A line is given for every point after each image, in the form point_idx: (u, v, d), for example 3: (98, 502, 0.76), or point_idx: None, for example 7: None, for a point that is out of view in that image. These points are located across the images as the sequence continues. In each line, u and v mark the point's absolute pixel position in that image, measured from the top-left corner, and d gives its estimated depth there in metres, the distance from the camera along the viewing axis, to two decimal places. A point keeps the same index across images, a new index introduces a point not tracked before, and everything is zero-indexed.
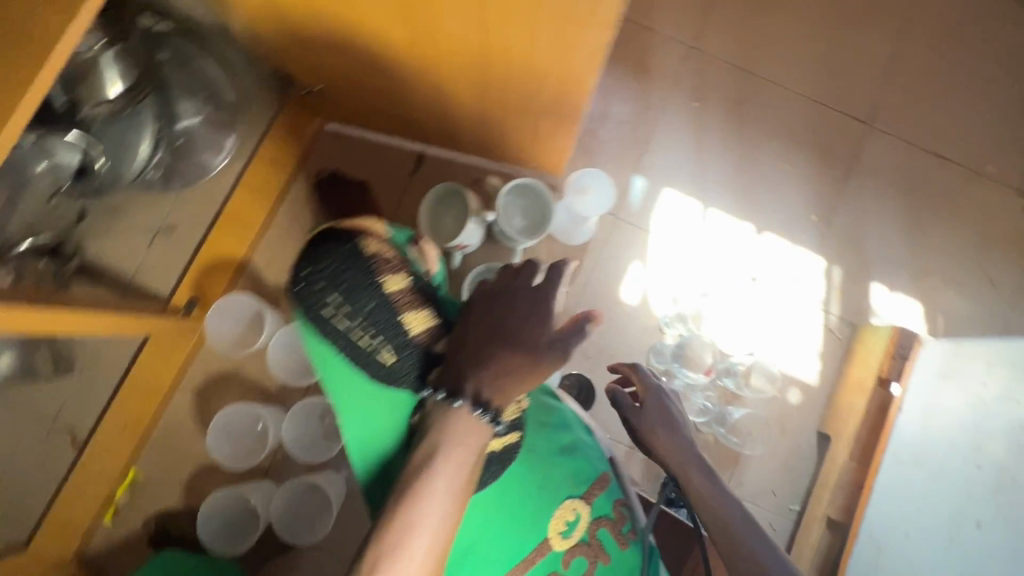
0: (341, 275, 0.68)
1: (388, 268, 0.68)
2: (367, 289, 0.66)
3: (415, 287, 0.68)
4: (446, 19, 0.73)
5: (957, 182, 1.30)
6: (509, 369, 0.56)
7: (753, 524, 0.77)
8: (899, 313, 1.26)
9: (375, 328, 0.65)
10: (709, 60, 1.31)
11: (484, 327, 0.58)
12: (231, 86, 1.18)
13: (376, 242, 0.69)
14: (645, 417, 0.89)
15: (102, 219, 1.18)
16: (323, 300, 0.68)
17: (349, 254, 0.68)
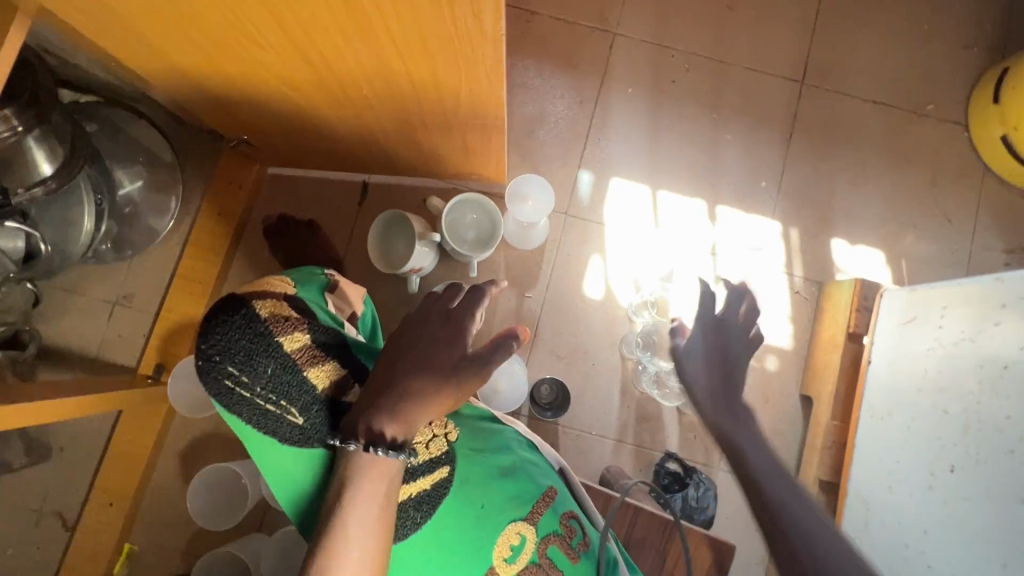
0: (226, 337, 0.47)
1: (296, 319, 0.52)
2: (271, 350, 0.49)
3: (328, 338, 0.56)
4: (347, 58, 0.72)
5: (898, 126, 1.30)
6: (419, 391, 0.53)
7: (782, 472, 0.55)
8: (862, 264, 1.26)
9: (282, 395, 0.50)
10: (636, 44, 1.30)
11: (398, 350, 0.57)
12: (165, 145, 1.23)
13: (270, 302, 0.51)
14: (689, 359, 0.73)
15: (58, 301, 1.21)
16: (206, 373, 0.47)
17: (244, 308, 0.48)
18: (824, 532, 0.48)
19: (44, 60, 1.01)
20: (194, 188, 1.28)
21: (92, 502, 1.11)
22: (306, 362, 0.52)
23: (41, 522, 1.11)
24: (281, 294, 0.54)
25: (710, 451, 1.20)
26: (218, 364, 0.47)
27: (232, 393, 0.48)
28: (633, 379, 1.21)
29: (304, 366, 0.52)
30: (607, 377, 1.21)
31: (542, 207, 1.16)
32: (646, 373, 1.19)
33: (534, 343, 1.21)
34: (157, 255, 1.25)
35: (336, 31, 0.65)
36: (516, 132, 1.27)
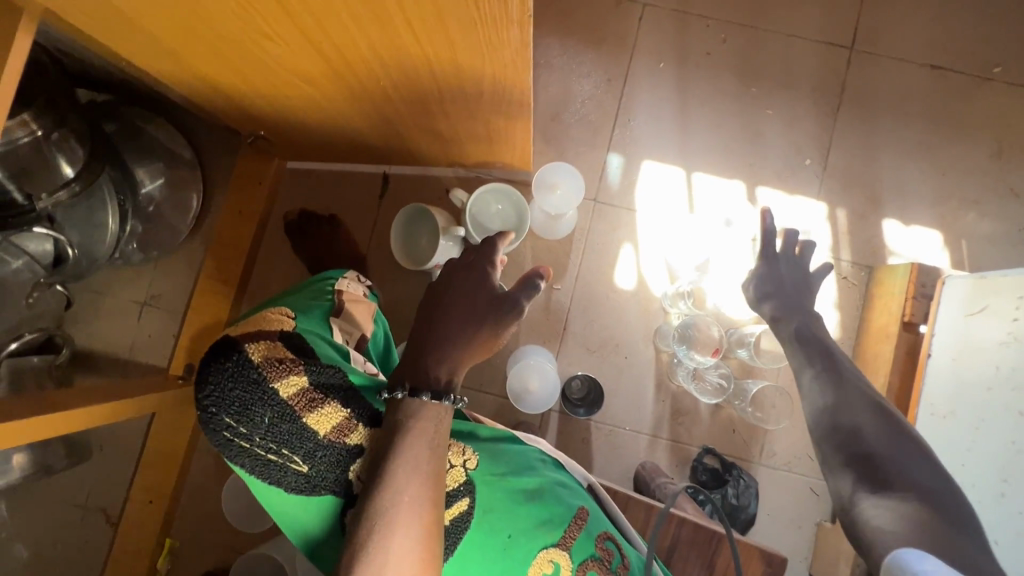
0: (219, 387, 0.44)
1: (292, 360, 0.48)
2: (266, 399, 0.45)
3: (333, 376, 0.51)
4: (362, 48, 0.67)
5: (960, 92, 1.19)
6: (461, 339, 0.55)
7: (888, 416, 0.76)
8: (917, 246, 1.17)
9: (283, 444, 0.46)
10: (667, 14, 1.21)
11: (432, 307, 0.57)
12: (183, 142, 1.22)
13: (264, 345, 0.47)
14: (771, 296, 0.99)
15: (91, 302, 1.22)
16: (205, 424, 0.45)
17: (236, 354, 0.45)
18: (863, 411, 0.77)
19: (58, 60, 0.99)
20: (214, 185, 1.26)
21: (133, 499, 1.13)
22: (305, 408, 0.47)
23: (87, 519, 1.14)
24: (278, 333, 0.50)
25: (750, 447, 1.15)
26: (215, 416, 0.44)
27: (232, 443, 0.45)
28: (668, 373, 1.16)
29: (302, 413, 0.47)
30: (641, 371, 1.16)
31: (571, 197, 1.08)
32: (682, 367, 1.14)
33: (563, 337, 1.16)
34: (182, 254, 1.25)
35: (349, 19, 0.60)
36: (540, 115, 1.20)
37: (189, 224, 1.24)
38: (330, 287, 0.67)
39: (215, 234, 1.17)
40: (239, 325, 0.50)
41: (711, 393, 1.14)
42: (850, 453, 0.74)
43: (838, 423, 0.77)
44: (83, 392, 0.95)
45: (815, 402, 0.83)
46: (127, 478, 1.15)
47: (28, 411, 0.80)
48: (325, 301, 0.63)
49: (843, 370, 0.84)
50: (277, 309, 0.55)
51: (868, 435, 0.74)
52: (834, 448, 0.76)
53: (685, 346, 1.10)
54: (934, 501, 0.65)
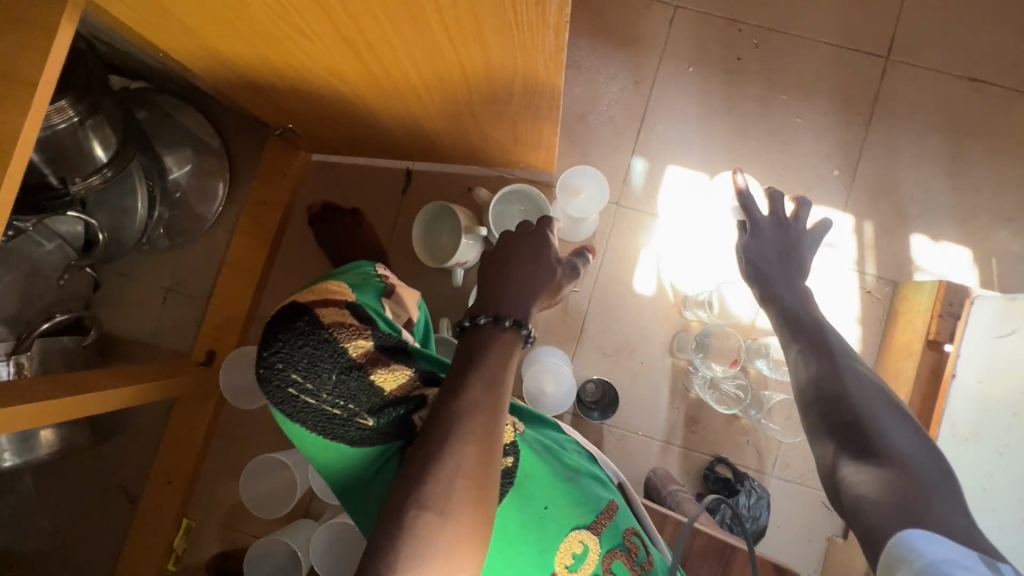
0: (289, 344, 0.45)
1: (358, 324, 0.49)
2: (336, 356, 0.47)
3: (393, 343, 0.52)
4: (395, 46, 0.67)
5: (997, 106, 1.16)
6: (533, 283, 0.57)
7: (876, 387, 0.72)
8: (945, 263, 1.14)
9: (349, 399, 0.47)
10: (698, 18, 1.20)
11: (501, 256, 0.58)
12: (211, 131, 1.24)
13: (332, 308, 0.49)
14: (766, 265, 0.93)
15: (118, 285, 1.24)
16: (271, 382, 0.46)
17: (306, 315, 0.47)
18: (852, 382, 0.73)
19: (93, 48, 1.01)
20: (241, 174, 1.28)
21: (154, 479, 1.16)
22: (372, 366, 0.49)
23: (109, 496, 1.17)
24: (344, 300, 0.51)
25: (763, 458, 1.14)
26: (284, 371, 0.45)
27: (298, 400, 0.46)
28: (683, 379, 1.15)
29: (369, 370, 0.48)
30: (656, 377, 1.16)
31: (597, 200, 1.07)
32: (698, 376, 1.14)
33: (580, 339, 1.17)
34: (207, 241, 1.27)
35: (386, 19, 0.61)
36: (565, 116, 1.20)
37: (215, 212, 1.26)
38: (371, 267, 0.66)
39: (240, 223, 1.18)
40: (302, 293, 0.50)
41: (727, 403, 1.14)
42: (837, 422, 0.69)
43: (825, 393, 0.73)
44: (111, 374, 0.98)
45: (802, 372, 0.79)
46: (149, 457, 1.18)
47: (57, 392, 0.83)
48: (375, 280, 0.62)
49: (830, 340, 0.80)
50: (335, 283, 0.54)
51: (855, 402, 0.70)
52: (820, 417, 0.72)
53: (701, 353, 1.11)
54: (915, 466, 0.61)
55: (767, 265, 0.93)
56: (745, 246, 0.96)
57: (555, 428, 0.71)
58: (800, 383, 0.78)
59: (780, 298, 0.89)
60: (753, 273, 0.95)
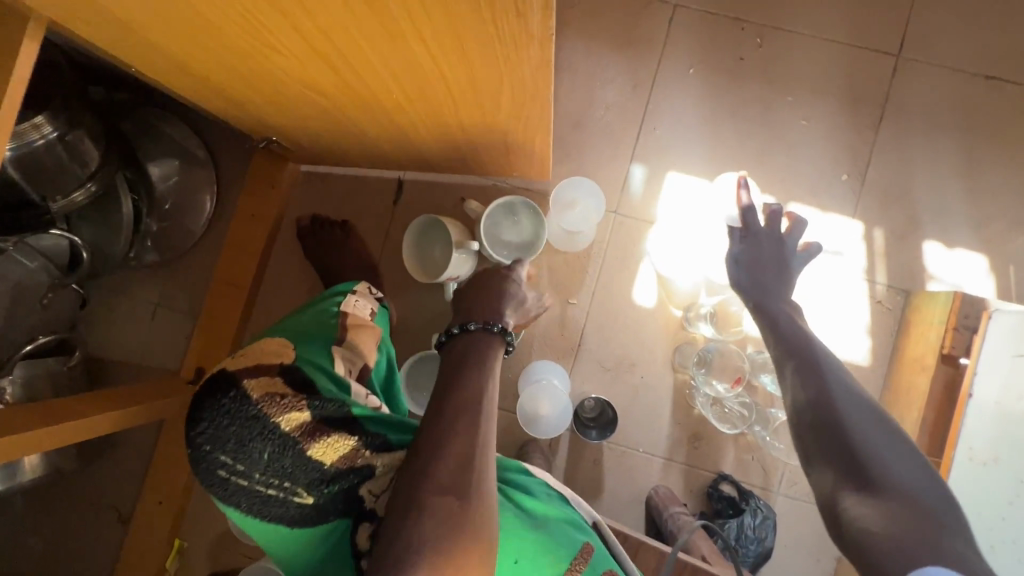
0: (214, 424, 0.46)
1: (292, 396, 0.51)
2: (264, 433, 0.47)
3: (336, 410, 0.53)
4: (374, 63, 0.63)
5: (1015, 105, 1.10)
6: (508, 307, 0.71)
7: (876, 411, 0.67)
8: (960, 271, 1.09)
9: (284, 477, 0.47)
10: (699, 17, 1.15)
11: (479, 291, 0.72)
12: (197, 142, 1.20)
13: (262, 381, 0.51)
14: (754, 278, 0.90)
15: (106, 301, 1.22)
16: (201, 465, 0.46)
17: (232, 390, 0.48)
18: (850, 405, 0.68)
19: (71, 61, 0.98)
20: (228, 185, 1.24)
21: (144, 500, 1.13)
22: (309, 438, 0.49)
23: (99, 516, 1.15)
24: (276, 366, 0.53)
25: (769, 475, 1.10)
26: (210, 454, 0.46)
27: (229, 483, 0.46)
28: (686, 394, 1.11)
29: (306, 444, 0.49)
30: (658, 392, 1.12)
31: (595, 212, 1.08)
32: (700, 395, 1.09)
33: (578, 353, 1.13)
34: (195, 255, 1.24)
35: (362, 36, 0.57)
36: (561, 121, 1.15)
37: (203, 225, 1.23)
38: (334, 307, 0.69)
39: (228, 238, 1.16)
40: (236, 360, 0.54)
41: (730, 422, 1.10)
42: (834, 448, 0.64)
43: (821, 416, 0.68)
44: (97, 398, 0.95)
45: (796, 392, 0.73)
46: (139, 477, 1.15)
47: (40, 421, 0.81)
48: (330, 325, 0.65)
49: (825, 358, 0.75)
50: (270, 341, 0.58)
51: (854, 427, 0.65)
52: (816, 442, 0.66)
53: (703, 368, 1.08)
54: (920, 506, 0.56)
55: (757, 275, 0.90)
56: (738, 251, 0.93)
57: (522, 473, 0.68)
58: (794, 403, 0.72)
59: (772, 312, 0.86)
60: (745, 283, 0.91)
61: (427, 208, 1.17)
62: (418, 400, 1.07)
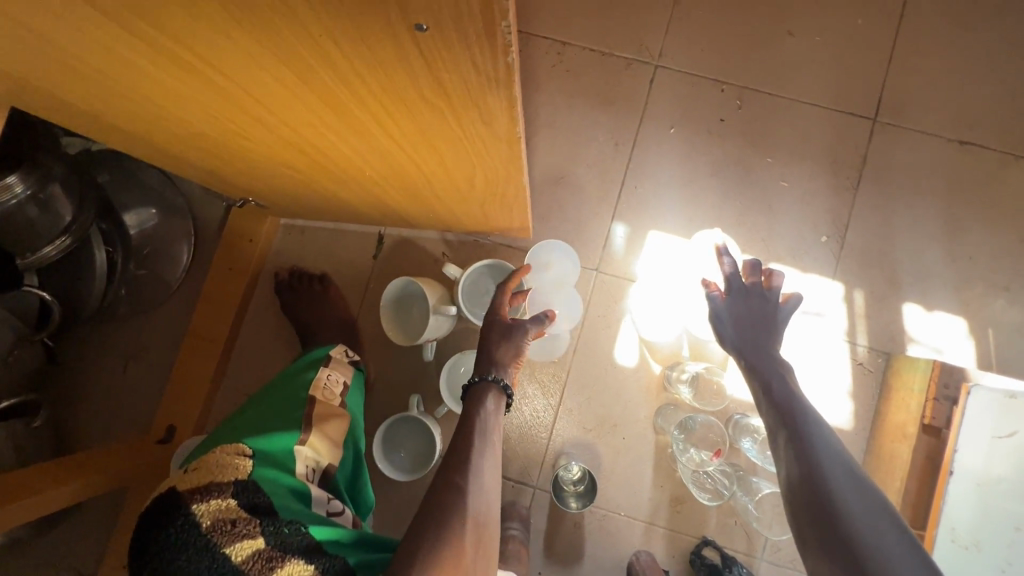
0: (164, 558, 0.51)
1: (247, 522, 0.54)
2: (211, 567, 0.51)
3: (291, 533, 0.56)
4: (346, 148, 0.62)
5: (990, 170, 1.12)
6: (502, 360, 0.77)
7: (875, 489, 0.64)
8: (940, 335, 1.09)
9: None
10: (680, 78, 1.16)
11: (490, 336, 0.79)
12: (175, 193, 1.19)
13: (211, 507, 0.55)
14: (738, 333, 0.87)
15: (74, 353, 1.18)
16: None
17: (180, 518, 0.53)
18: (844, 483, 0.65)
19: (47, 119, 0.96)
20: (208, 236, 1.23)
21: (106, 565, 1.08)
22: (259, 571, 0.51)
23: None
24: (231, 484, 0.58)
25: (752, 540, 1.07)
26: None
27: None
28: (668, 457, 1.09)
29: None
30: (639, 453, 1.10)
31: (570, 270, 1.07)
32: (682, 463, 1.05)
33: (557, 411, 1.12)
34: (171, 306, 1.21)
35: (328, 129, 0.57)
36: (542, 179, 1.15)
37: (179, 277, 1.21)
38: (302, 391, 0.76)
39: (204, 291, 1.14)
40: (194, 475, 0.59)
41: (711, 491, 1.06)
42: (833, 537, 0.60)
43: (813, 496, 0.65)
44: (64, 467, 0.92)
45: (789, 466, 0.70)
46: (101, 542, 1.11)
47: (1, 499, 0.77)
48: (295, 420, 0.71)
49: (815, 426, 0.72)
50: (233, 446, 0.64)
51: (851, 514, 0.61)
52: (812, 527, 0.63)
53: (683, 435, 1.05)
54: None
55: (742, 333, 0.87)
56: (720, 310, 0.89)
57: None
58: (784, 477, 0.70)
59: (760, 371, 0.83)
60: (731, 340, 0.88)
61: (408, 263, 1.16)
62: (392, 461, 1.05)
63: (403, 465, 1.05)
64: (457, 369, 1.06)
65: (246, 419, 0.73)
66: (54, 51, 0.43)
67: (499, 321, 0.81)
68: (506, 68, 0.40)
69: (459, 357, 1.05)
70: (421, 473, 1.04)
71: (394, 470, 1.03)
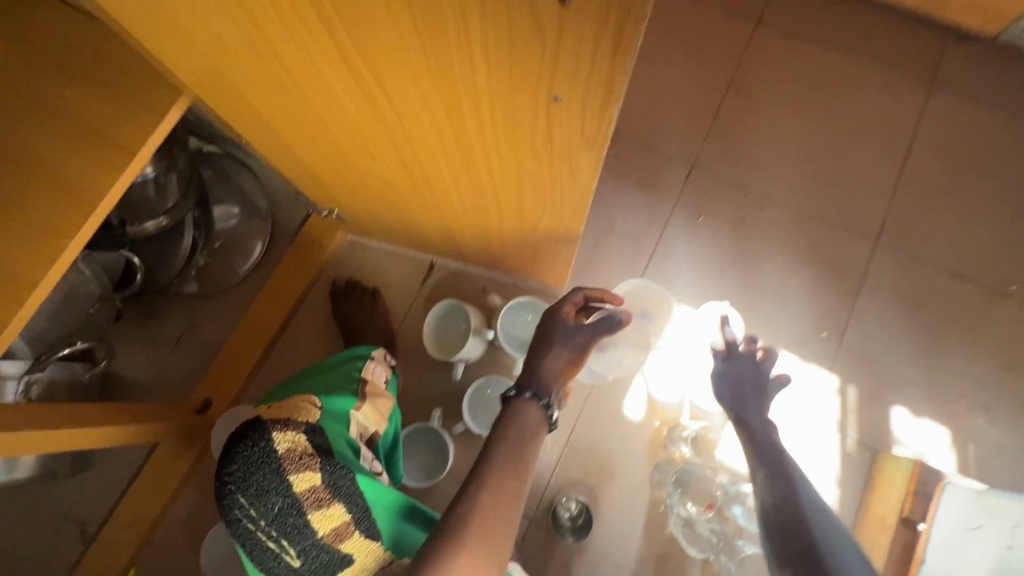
0: (242, 471, 0.59)
1: (310, 458, 0.62)
2: (279, 490, 0.59)
3: (342, 477, 0.62)
4: (446, 178, 0.78)
5: (977, 301, 1.26)
6: (546, 371, 0.84)
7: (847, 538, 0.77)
8: (924, 441, 1.18)
9: (284, 534, 0.60)
10: (713, 177, 1.35)
11: (540, 343, 0.86)
12: (263, 197, 1.36)
13: (287, 437, 0.62)
14: (735, 387, 0.98)
15: (135, 320, 1.30)
16: (223, 499, 0.60)
17: (263, 441, 0.60)
18: (821, 528, 0.77)
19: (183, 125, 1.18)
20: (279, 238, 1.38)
21: (114, 522, 1.15)
22: (311, 504, 0.60)
23: (65, 529, 1.16)
24: (304, 423, 0.65)
25: None
26: (233, 492, 0.59)
27: (243, 520, 0.60)
28: (660, 513, 1.15)
29: (309, 510, 0.60)
30: (633, 504, 1.16)
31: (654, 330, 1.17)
32: (672, 513, 1.14)
33: (563, 450, 1.20)
34: (231, 294, 1.34)
35: (443, 160, 0.72)
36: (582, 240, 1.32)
37: (245, 269, 1.34)
38: (358, 369, 0.85)
39: (267, 285, 1.27)
40: (275, 409, 0.66)
41: (700, 546, 1.13)
42: (804, 562, 0.73)
43: (793, 531, 0.77)
44: (109, 408, 1.00)
45: (771, 504, 0.83)
46: (116, 497, 1.18)
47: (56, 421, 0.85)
48: (350, 390, 0.79)
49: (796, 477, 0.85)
50: (305, 396, 0.72)
51: (823, 548, 0.74)
52: (789, 554, 0.75)
53: (679, 489, 1.13)
54: None
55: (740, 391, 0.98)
56: (722, 367, 1.00)
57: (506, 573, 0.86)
58: (765, 517, 0.82)
59: (751, 423, 0.95)
60: (725, 395, 0.99)
61: (452, 292, 1.30)
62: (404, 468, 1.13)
63: (413, 474, 1.12)
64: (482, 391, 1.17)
65: (310, 385, 0.82)
66: (274, 59, 0.59)
67: (556, 325, 0.86)
68: (606, 134, 0.55)
69: (482, 381, 1.16)
70: (430, 483, 1.12)
71: (411, 475, 1.12)
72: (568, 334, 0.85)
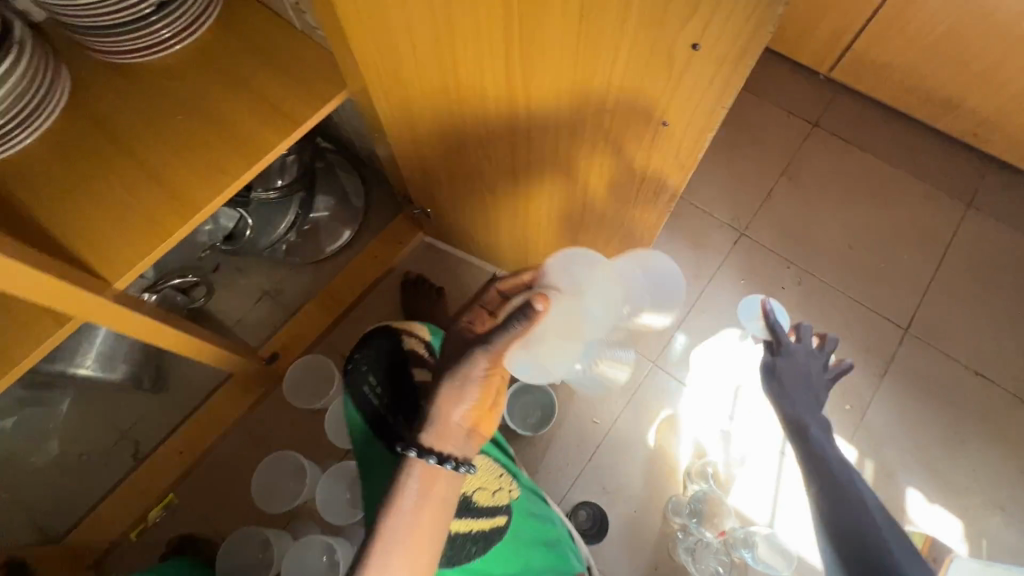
0: (375, 361, 0.84)
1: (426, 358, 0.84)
2: (401, 374, 0.81)
3: None
4: (548, 181, 0.92)
5: (999, 403, 1.32)
6: (438, 412, 0.66)
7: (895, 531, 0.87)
8: (935, 526, 1.22)
9: (400, 408, 0.78)
10: (758, 247, 1.49)
11: (434, 370, 0.68)
12: (360, 197, 1.50)
13: (412, 342, 0.87)
14: (788, 378, 1.10)
15: (229, 274, 1.47)
16: (358, 381, 0.82)
17: (394, 342, 0.86)
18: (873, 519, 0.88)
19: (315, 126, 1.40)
20: None
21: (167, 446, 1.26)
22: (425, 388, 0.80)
23: (124, 445, 1.29)
24: (420, 339, 0.88)
25: None
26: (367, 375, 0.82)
27: (370, 396, 0.80)
28: (668, 543, 1.21)
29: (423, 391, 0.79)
30: (644, 530, 1.22)
31: (607, 313, 0.73)
32: (683, 542, 1.19)
33: (586, 466, 1.27)
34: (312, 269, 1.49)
35: (550, 167, 0.88)
36: None
37: (331, 249, 1.48)
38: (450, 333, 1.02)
39: (347, 266, 1.43)
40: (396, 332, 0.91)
41: None
42: (860, 546, 0.84)
43: (846, 523, 0.88)
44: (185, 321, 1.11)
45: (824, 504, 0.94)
46: (174, 425, 1.30)
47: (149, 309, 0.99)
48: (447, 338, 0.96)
49: (849, 482, 0.96)
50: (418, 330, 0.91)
51: (875, 536, 0.85)
52: (845, 542, 0.86)
53: (695, 519, 1.18)
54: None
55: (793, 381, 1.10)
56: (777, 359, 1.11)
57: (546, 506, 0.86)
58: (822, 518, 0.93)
59: (807, 434, 1.05)
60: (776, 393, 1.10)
61: None
62: None
63: None
64: (521, 394, 1.29)
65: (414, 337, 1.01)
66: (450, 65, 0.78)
67: (447, 349, 0.68)
68: (695, 161, 0.72)
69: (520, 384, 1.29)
70: None
71: None
72: (460, 359, 0.66)
